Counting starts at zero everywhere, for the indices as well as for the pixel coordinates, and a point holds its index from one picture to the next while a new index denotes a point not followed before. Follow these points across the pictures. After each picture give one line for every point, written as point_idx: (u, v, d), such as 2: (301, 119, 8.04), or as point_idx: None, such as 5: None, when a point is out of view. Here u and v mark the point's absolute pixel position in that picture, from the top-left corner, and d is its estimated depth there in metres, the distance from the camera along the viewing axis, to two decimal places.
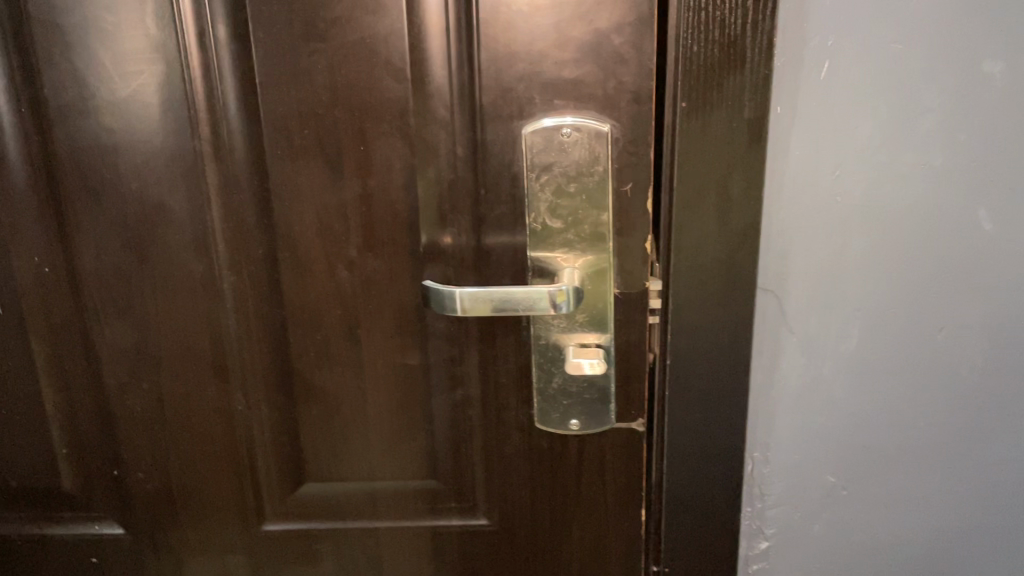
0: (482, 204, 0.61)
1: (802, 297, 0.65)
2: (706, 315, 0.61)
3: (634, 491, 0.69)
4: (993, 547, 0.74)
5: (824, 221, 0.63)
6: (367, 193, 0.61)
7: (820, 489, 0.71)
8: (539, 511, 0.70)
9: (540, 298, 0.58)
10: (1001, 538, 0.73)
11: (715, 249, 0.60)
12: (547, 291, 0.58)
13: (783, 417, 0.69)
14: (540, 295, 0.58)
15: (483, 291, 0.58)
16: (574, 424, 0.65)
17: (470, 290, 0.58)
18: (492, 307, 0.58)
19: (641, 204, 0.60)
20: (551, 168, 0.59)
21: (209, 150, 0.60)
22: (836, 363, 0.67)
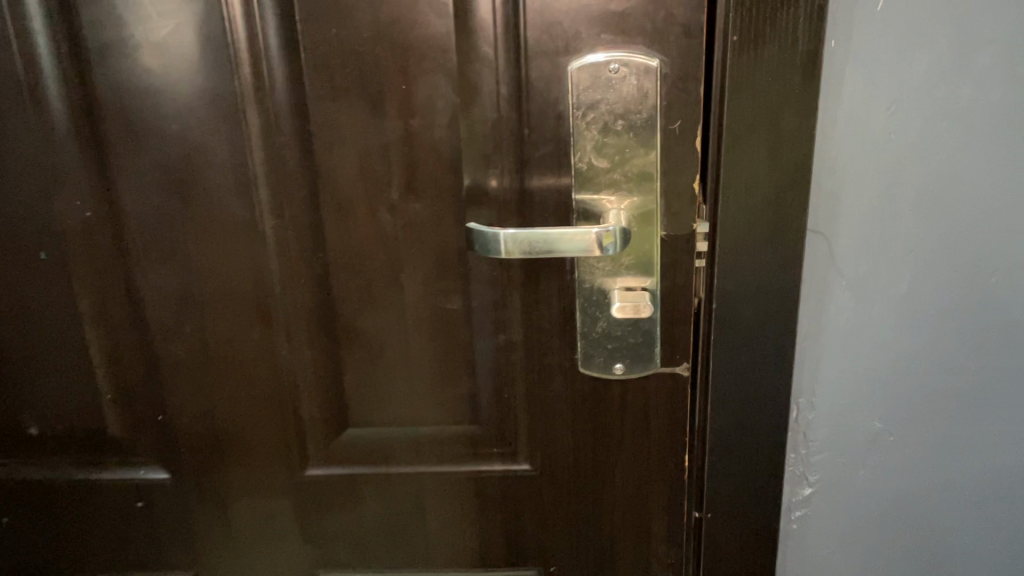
0: (526, 145, 0.60)
1: (853, 239, 0.64)
2: (755, 257, 0.61)
3: (677, 437, 0.68)
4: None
5: (877, 161, 0.61)
6: (409, 134, 0.60)
7: (865, 435, 0.70)
8: (581, 458, 0.69)
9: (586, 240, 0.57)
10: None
11: (765, 188, 0.59)
12: (594, 234, 0.57)
13: (831, 362, 0.68)
14: (587, 239, 0.57)
15: (528, 234, 0.57)
16: (619, 367, 0.64)
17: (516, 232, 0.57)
18: (536, 250, 0.57)
19: (688, 144, 0.59)
20: (597, 106, 0.57)
21: (251, 91, 0.59)
22: (885, 307, 0.66)
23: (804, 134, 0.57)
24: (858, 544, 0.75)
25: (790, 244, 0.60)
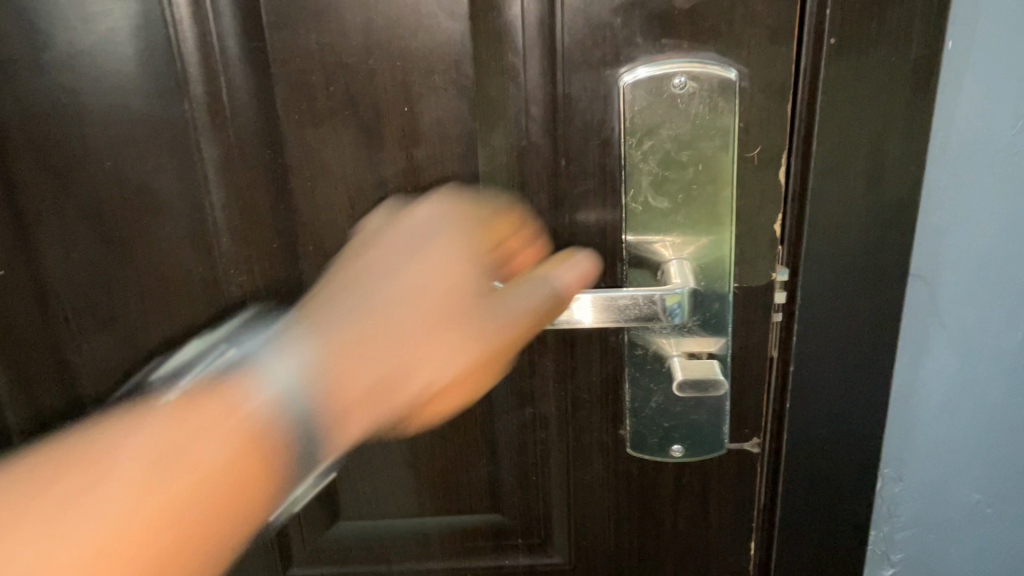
0: (562, 177, 0.47)
1: (960, 283, 0.52)
2: (843, 306, 0.49)
3: (742, 522, 0.57)
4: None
5: (1000, 189, 0.49)
6: (413, 168, 0.47)
7: (960, 510, 0.59)
8: (623, 548, 0.58)
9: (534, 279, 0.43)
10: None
11: (858, 226, 0.47)
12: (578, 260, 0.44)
13: (925, 428, 0.56)
14: (560, 272, 0.44)
15: (439, 219, 0.44)
16: (677, 451, 0.51)
17: (426, 216, 0.45)
18: (553, 320, 0.45)
19: (770, 175, 0.47)
20: (657, 132, 0.45)
21: (205, 115, 0.46)
22: (993, 361, 0.54)
23: (908, 163, 0.45)
24: None
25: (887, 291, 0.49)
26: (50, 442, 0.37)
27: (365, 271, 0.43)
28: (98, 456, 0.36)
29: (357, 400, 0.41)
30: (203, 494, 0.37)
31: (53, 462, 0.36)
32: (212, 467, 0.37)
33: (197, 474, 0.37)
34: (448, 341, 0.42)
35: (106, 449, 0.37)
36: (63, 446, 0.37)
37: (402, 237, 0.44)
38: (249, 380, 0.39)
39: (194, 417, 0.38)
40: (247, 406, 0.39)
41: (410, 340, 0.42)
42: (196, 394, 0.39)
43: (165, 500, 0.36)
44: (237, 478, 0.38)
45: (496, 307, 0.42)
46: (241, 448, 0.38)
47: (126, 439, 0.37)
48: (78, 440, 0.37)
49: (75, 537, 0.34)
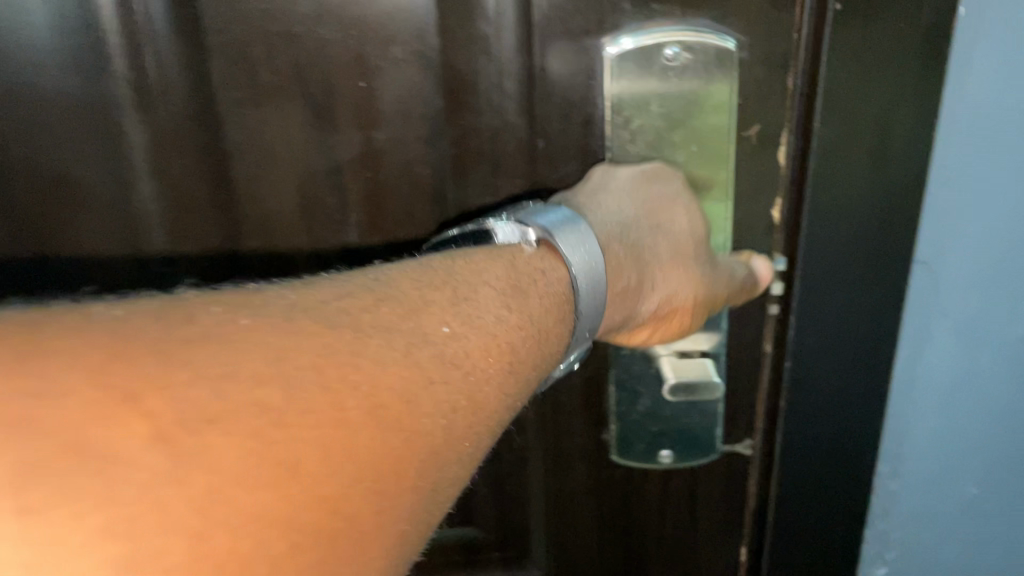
0: (539, 161, 0.43)
1: (968, 271, 0.48)
2: (841, 302, 0.44)
3: (732, 529, 0.53)
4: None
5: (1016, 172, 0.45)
6: (372, 151, 0.42)
7: (961, 509, 0.55)
8: (607, 558, 0.54)
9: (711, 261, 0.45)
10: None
11: (860, 214, 0.41)
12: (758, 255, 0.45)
13: (925, 422, 0.53)
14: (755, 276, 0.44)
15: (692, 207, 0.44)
16: (667, 455, 0.50)
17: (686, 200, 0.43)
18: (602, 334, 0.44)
19: (768, 156, 0.42)
20: (647, 109, 0.42)
21: (131, 94, 0.41)
22: (999, 354, 0.50)
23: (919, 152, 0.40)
24: None
25: (891, 288, 0.43)
26: (178, 319, 0.28)
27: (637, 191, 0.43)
28: (420, 339, 0.33)
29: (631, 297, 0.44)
30: (464, 403, 0.33)
31: (315, 371, 0.28)
32: (375, 383, 0.30)
33: (396, 420, 0.30)
34: (675, 270, 0.45)
35: (429, 317, 0.34)
36: (217, 318, 0.28)
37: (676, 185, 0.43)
38: (584, 246, 0.40)
39: (525, 274, 0.39)
40: (385, 370, 0.30)
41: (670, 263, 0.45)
42: (532, 255, 0.40)
43: (353, 436, 0.28)
44: (540, 348, 0.38)
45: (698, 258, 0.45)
46: (543, 327, 0.38)
47: (500, 310, 0.37)
48: (201, 316, 0.28)
49: (205, 459, 0.25)
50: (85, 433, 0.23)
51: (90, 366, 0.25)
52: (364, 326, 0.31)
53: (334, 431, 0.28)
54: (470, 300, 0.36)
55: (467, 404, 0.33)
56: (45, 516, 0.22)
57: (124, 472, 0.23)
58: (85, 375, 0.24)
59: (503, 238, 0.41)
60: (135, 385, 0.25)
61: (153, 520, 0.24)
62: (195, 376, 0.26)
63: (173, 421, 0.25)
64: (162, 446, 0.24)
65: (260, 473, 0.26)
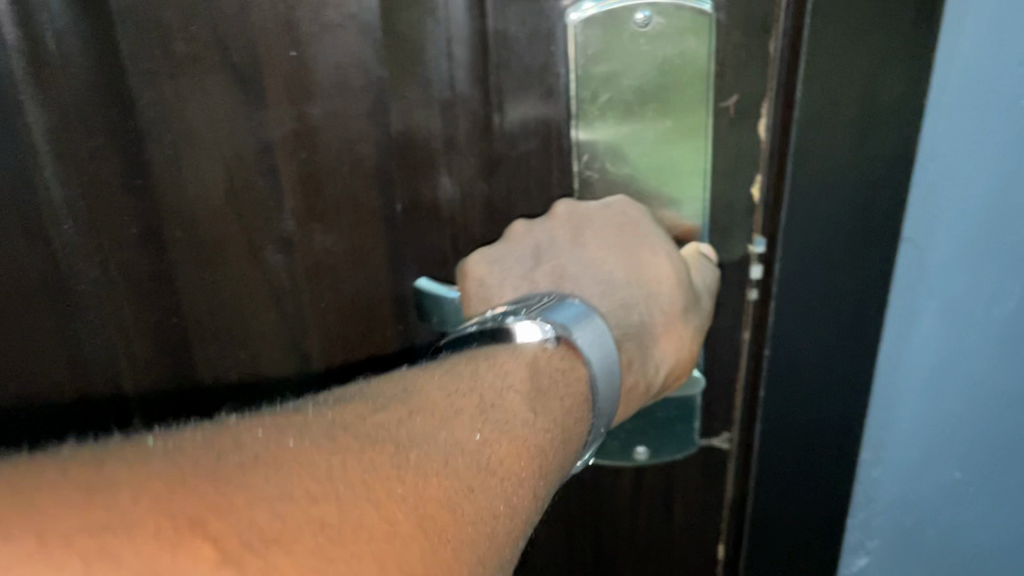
0: (495, 138, 0.38)
1: (954, 246, 0.44)
2: (825, 285, 0.39)
3: (707, 525, 0.49)
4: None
5: (1010, 136, 0.41)
6: (305, 129, 0.37)
7: (941, 490, 0.53)
8: (576, 554, 0.52)
9: (695, 306, 0.39)
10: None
11: (844, 187, 0.37)
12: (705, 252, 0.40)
13: (909, 407, 0.49)
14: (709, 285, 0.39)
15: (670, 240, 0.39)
16: (641, 452, 0.47)
17: (660, 239, 0.38)
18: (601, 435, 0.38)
19: (750, 128, 0.37)
20: (617, 81, 0.36)
21: (25, 66, 0.36)
22: (983, 332, 0.47)
23: (913, 118, 0.36)
24: None
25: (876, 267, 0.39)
26: (211, 441, 0.26)
27: (602, 247, 0.39)
28: (453, 450, 0.30)
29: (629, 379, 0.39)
30: (504, 511, 0.29)
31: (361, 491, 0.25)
32: (415, 469, 0.27)
33: (443, 532, 0.27)
34: (671, 339, 0.40)
35: (458, 426, 0.31)
36: (258, 438, 0.27)
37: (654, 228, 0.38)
38: (602, 342, 0.36)
39: (547, 376, 0.35)
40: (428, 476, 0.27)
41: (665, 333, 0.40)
42: (553, 355, 0.36)
43: (407, 521, 0.26)
44: (564, 448, 0.34)
45: (689, 315, 0.39)
46: (567, 428, 0.34)
47: (527, 413, 0.33)
48: (224, 442, 0.26)
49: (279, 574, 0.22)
50: (155, 562, 0.22)
51: (154, 489, 0.23)
52: (392, 429, 0.29)
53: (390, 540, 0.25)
54: (497, 406, 0.32)
55: (506, 513, 0.29)
56: None
57: None
58: (145, 498, 0.23)
59: (521, 337, 0.36)
60: (202, 512, 0.23)
61: None
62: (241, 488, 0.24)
63: (238, 548, 0.23)
64: (233, 568, 0.22)
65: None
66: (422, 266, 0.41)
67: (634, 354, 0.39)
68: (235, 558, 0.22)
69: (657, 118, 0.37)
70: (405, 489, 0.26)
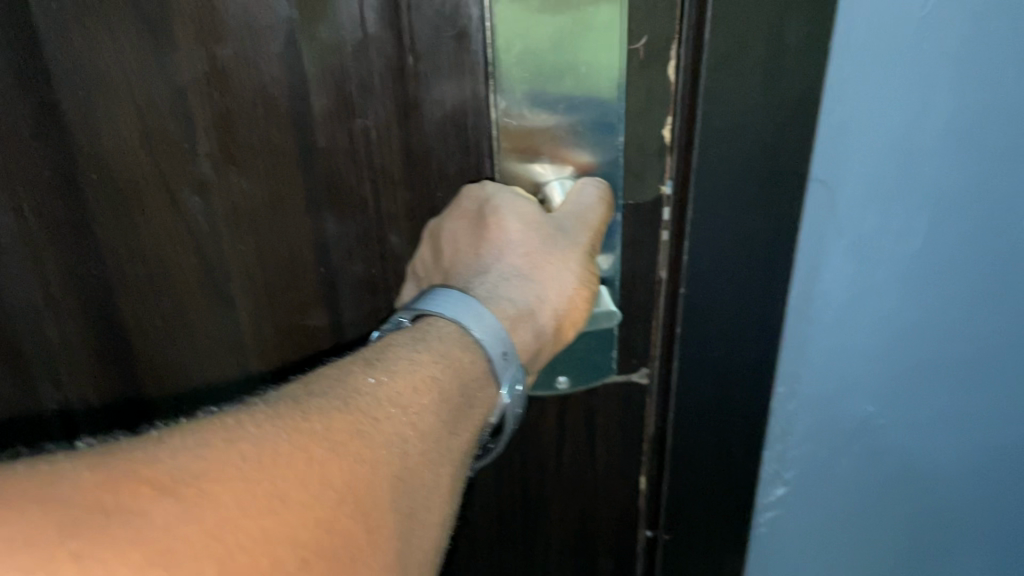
0: (410, 82, 0.38)
1: (861, 184, 0.45)
2: (736, 225, 0.41)
3: (632, 454, 0.52)
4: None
5: (913, 72, 0.42)
6: (217, 71, 0.36)
7: (854, 421, 0.55)
8: (506, 492, 0.53)
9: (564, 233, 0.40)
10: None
11: (755, 129, 0.38)
12: (585, 180, 0.40)
13: (822, 342, 0.51)
14: (585, 199, 0.40)
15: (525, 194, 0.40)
16: (563, 382, 0.48)
17: (508, 197, 0.39)
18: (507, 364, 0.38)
19: (660, 71, 0.38)
20: (532, 28, 0.36)
21: None
22: (892, 268, 0.49)
23: (819, 60, 0.37)
24: (831, 540, 0.61)
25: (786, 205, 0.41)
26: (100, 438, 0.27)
27: (456, 228, 0.41)
28: (348, 392, 0.32)
29: (508, 312, 0.39)
30: (413, 433, 0.32)
31: (274, 431, 0.28)
32: (321, 410, 0.30)
33: (357, 454, 0.29)
34: (548, 274, 0.41)
35: (353, 376, 0.33)
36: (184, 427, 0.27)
37: (504, 190, 0.39)
38: (452, 302, 0.37)
39: (408, 338, 0.36)
40: (327, 410, 0.30)
41: (533, 268, 0.41)
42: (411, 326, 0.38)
43: (322, 449, 0.29)
44: (462, 379, 0.36)
45: (556, 238, 0.40)
46: (452, 358, 0.36)
47: (410, 353, 0.35)
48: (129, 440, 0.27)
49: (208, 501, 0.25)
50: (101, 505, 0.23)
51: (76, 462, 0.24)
52: (300, 396, 0.31)
53: (307, 464, 0.28)
54: (382, 356, 0.34)
55: (416, 436, 0.32)
56: (100, 561, 0.22)
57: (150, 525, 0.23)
58: (76, 467, 0.24)
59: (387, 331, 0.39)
60: (118, 470, 0.24)
61: (209, 560, 0.24)
62: (157, 450, 0.26)
63: (169, 480, 0.25)
64: (168, 496, 0.24)
65: (254, 502, 0.26)
66: (343, 210, 0.41)
67: (514, 293, 0.41)
68: (163, 491, 0.24)
69: (571, 65, 0.37)
70: (320, 424, 0.29)
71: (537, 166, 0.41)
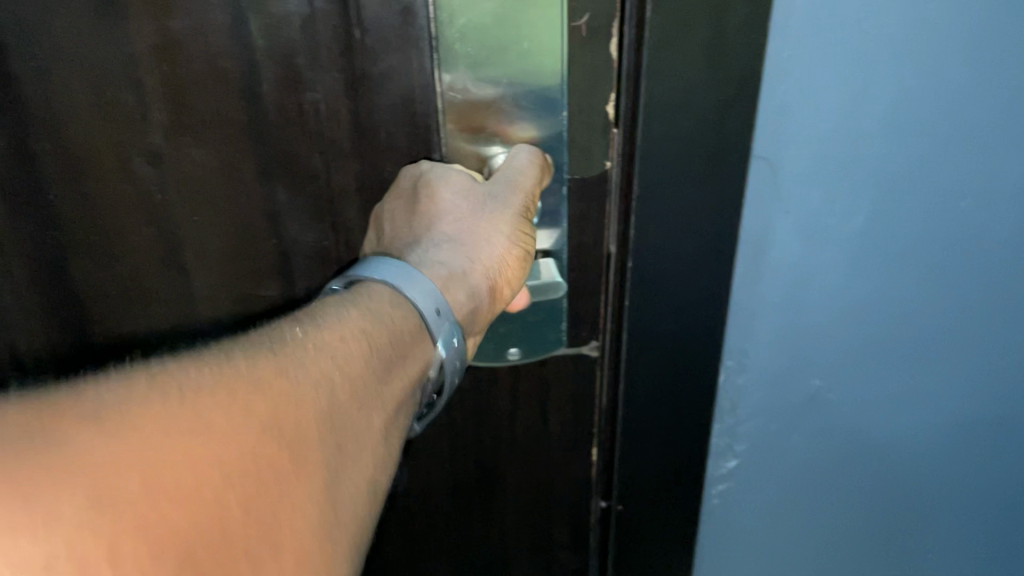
0: (358, 57, 0.39)
1: (803, 163, 0.45)
2: (682, 202, 0.42)
3: (584, 425, 0.53)
4: (996, 440, 0.61)
5: (861, 54, 0.42)
6: (167, 42, 0.37)
7: (803, 395, 0.56)
8: (460, 463, 0.54)
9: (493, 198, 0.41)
10: (1008, 425, 0.61)
11: (698, 108, 0.39)
12: (517, 147, 0.42)
13: (767, 318, 0.52)
14: (517, 162, 0.41)
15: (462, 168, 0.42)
16: (514, 354, 0.49)
17: (439, 171, 0.40)
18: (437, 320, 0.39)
19: (603, 49, 0.39)
20: (477, 3, 0.37)
21: None
22: (836, 247, 0.49)
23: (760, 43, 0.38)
24: (783, 511, 0.62)
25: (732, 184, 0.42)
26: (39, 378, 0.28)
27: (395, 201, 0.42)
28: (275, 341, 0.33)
29: (440, 275, 0.41)
30: (341, 375, 0.34)
31: (199, 371, 0.30)
32: (247, 356, 0.32)
33: (281, 393, 0.31)
34: (482, 238, 0.42)
35: (282, 329, 0.34)
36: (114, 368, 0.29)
37: (439, 166, 0.41)
38: (383, 268, 0.39)
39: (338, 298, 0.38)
40: (252, 355, 0.32)
41: (468, 234, 0.42)
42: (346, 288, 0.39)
43: (245, 388, 0.30)
44: (393, 334, 0.37)
45: (487, 204, 0.41)
46: (381, 315, 0.37)
47: (340, 310, 0.36)
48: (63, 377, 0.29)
49: (134, 433, 0.27)
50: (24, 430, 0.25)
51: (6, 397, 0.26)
52: (231, 343, 0.33)
53: (229, 401, 0.30)
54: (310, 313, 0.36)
55: (344, 378, 0.34)
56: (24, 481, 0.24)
57: (70, 451, 0.25)
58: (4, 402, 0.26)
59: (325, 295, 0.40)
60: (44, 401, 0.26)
61: (129, 483, 0.26)
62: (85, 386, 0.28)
63: (92, 409, 0.27)
64: (91, 425, 0.26)
65: (174, 435, 0.28)
66: (295, 181, 0.42)
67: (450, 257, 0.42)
68: (86, 421, 0.26)
69: (515, 41, 0.38)
70: (246, 366, 0.31)
71: (483, 141, 0.42)
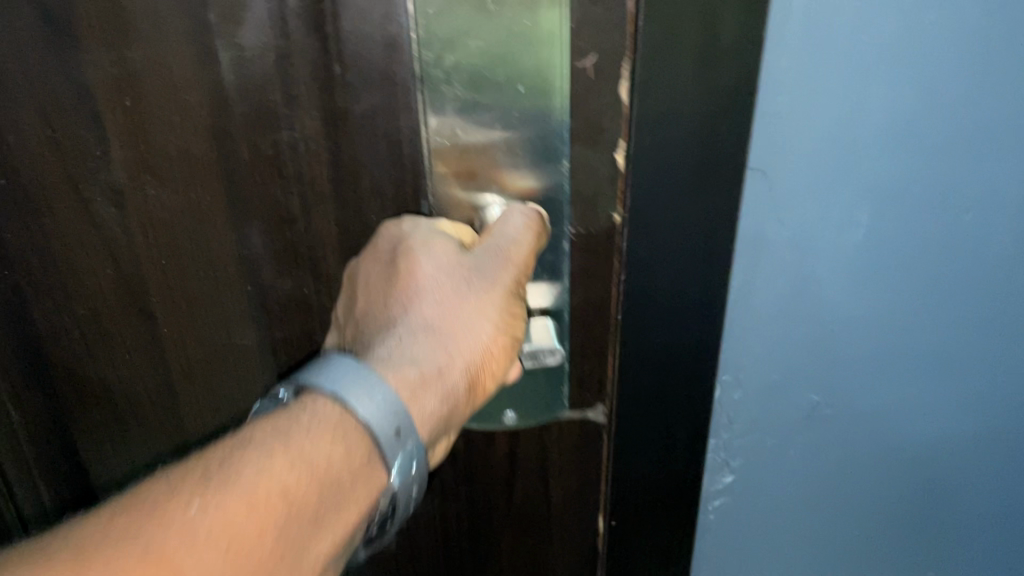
0: (337, 94, 0.35)
1: (803, 164, 0.39)
2: (667, 212, 0.37)
3: (586, 494, 0.48)
4: None
5: (892, 85, 0.37)
6: (125, 70, 0.35)
7: (803, 415, 0.48)
8: (451, 523, 0.50)
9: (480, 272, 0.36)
10: None
11: (684, 114, 0.34)
12: (518, 207, 0.37)
13: (764, 332, 0.45)
14: (510, 229, 0.36)
15: (445, 227, 0.37)
16: (509, 417, 0.45)
17: (424, 229, 0.36)
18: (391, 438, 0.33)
19: (611, 92, 0.35)
20: (465, 42, 0.33)
21: None
22: (843, 260, 0.42)
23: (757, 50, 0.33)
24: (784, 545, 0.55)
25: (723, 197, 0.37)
26: None
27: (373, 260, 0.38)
28: None
29: (408, 377, 0.35)
30: None
31: None
32: None
33: None
34: (460, 325, 0.37)
35: None
36: None
37: (421, 225, 0.37)
38: (338, 371, 0.34)
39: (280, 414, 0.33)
40: None
41: (446, 320, 0.37)
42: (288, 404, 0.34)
43: None
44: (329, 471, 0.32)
45: (471, 280, 0.36)
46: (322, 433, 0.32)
47: None
48: None
49: None
50: None
51: None
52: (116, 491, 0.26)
53: None
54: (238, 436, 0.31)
55: None
56: None
57: None
58: None
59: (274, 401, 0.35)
60: None
61: None
62: None
63: None
64: None
65: None
66: (270, 225, 0.38)
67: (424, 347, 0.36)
68: None
69: (510, 86, 0.35)
70: None
71: (478, 190, 0.38)
